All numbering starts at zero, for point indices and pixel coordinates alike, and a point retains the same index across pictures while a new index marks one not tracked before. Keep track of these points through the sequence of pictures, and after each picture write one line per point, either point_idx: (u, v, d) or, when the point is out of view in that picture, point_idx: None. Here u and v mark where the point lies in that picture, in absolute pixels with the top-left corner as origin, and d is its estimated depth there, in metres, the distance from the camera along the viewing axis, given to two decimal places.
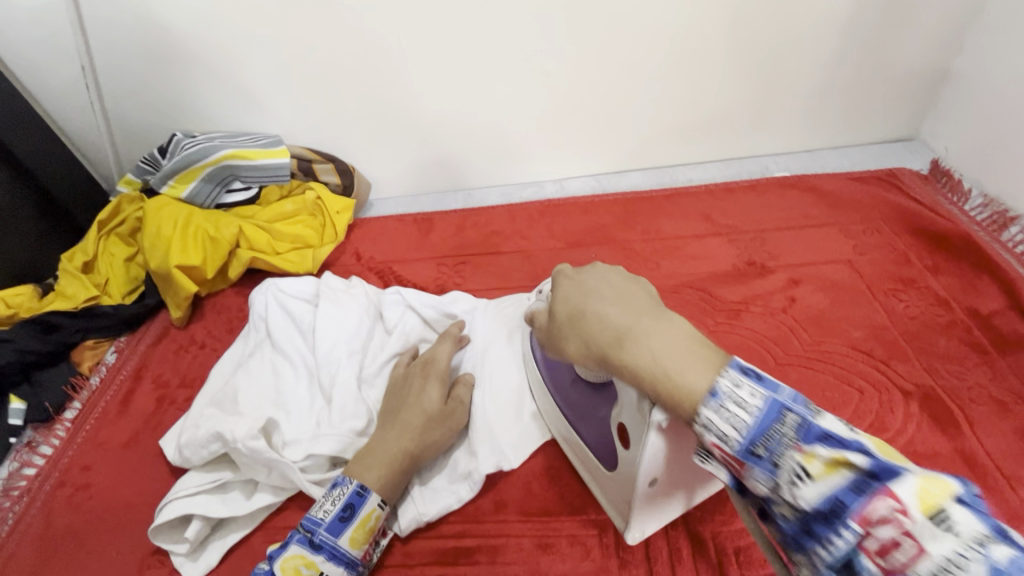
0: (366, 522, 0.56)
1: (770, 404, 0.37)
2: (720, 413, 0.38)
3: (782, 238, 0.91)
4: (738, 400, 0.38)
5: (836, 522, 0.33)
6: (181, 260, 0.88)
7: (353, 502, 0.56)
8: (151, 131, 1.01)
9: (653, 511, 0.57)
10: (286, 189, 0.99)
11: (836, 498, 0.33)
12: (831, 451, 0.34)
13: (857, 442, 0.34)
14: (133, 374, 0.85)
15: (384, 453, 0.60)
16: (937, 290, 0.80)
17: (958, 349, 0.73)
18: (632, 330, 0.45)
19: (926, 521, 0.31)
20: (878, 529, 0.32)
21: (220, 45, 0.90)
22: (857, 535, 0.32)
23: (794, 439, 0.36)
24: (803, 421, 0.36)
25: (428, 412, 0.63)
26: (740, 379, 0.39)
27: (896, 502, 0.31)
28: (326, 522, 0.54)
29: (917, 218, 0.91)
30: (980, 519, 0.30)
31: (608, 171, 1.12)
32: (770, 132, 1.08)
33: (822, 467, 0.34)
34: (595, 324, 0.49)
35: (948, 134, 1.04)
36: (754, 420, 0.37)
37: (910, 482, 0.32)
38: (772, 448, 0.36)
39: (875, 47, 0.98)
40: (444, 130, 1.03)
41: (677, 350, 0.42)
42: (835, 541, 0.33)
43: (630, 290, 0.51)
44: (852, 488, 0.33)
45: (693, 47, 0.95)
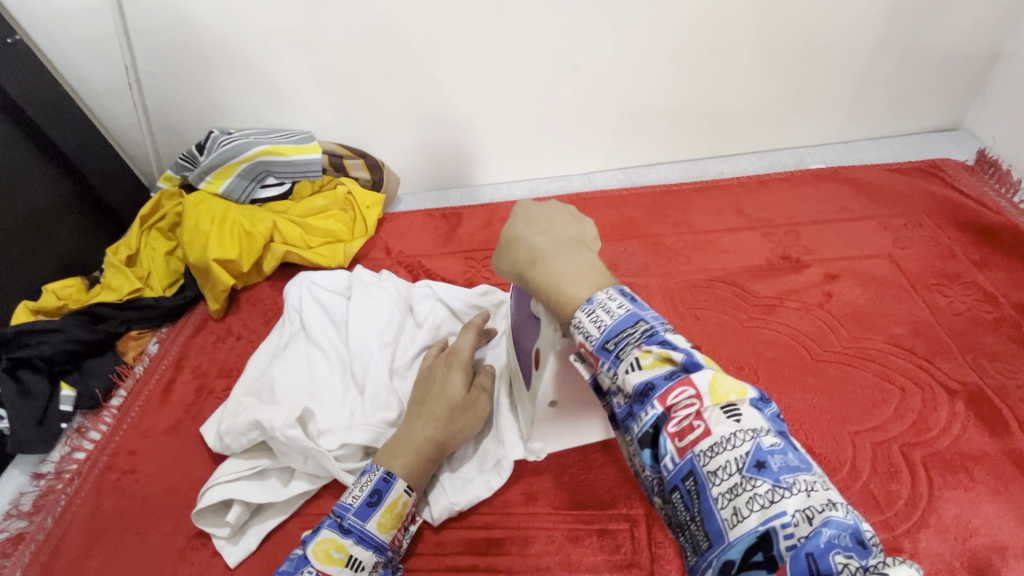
0: (393, 507, 0.57)
1: (629, 314, 0.39)
2: (590, 315, 0.41)
3: (818, 232, 0.88)
4: (606, 307, 0.40)
5: (647, 400, 0.36)
6: (219, 254, 0.90)
7: (380, 488, 0.57)
8: (189, 129, 1.04)
9: (555, 433, 0.62)
10: (317, 184, 1.01)
11: (653, 382, 0.36)
12: (663, 349, 0.37)
13: (688, 350, 0.37)
14: (174, 364, 0.88)
15: (409, 441, 0.61)
16: (984, 285, 0.77)
17: (1007, 346, 0.70)
18: (549, 255, 0.46)
19: (715, 407, 0.34)
20: (678, 412, 0.35)
21: (256, 44, 0.92)
22: (661, 416, 0.35)
23: (638, 340, 0.38)
24: (651, 329, 0.38)
25: (452, 401, 0.63)
26: (615, 292, 0.42)
27: (696, 389, 0.35)
28: (354, 507, 0.55)
29: (963, 210, 0.88)
30: (764, 419, 0.34)
31: (637, 165, 1.11)
32: (805, 123, 1.05)
33: (653, 361, 0.37)
34: (521, 245, 0.48)
35: (997, 123, 1.00)
36: (612, 323, 0.39)
37: (709, 375, 0.35)
38: (619, 341, 0.38)
39: (919, 33, 0.94)
40: (472, 125, 1.03)
41: (585, 269, 0.45)
42: (646, 419, 0.36)
43: (570, 224, 0.49)
44: (668, 375, 0.36)
45: (725, 37, 0.93)
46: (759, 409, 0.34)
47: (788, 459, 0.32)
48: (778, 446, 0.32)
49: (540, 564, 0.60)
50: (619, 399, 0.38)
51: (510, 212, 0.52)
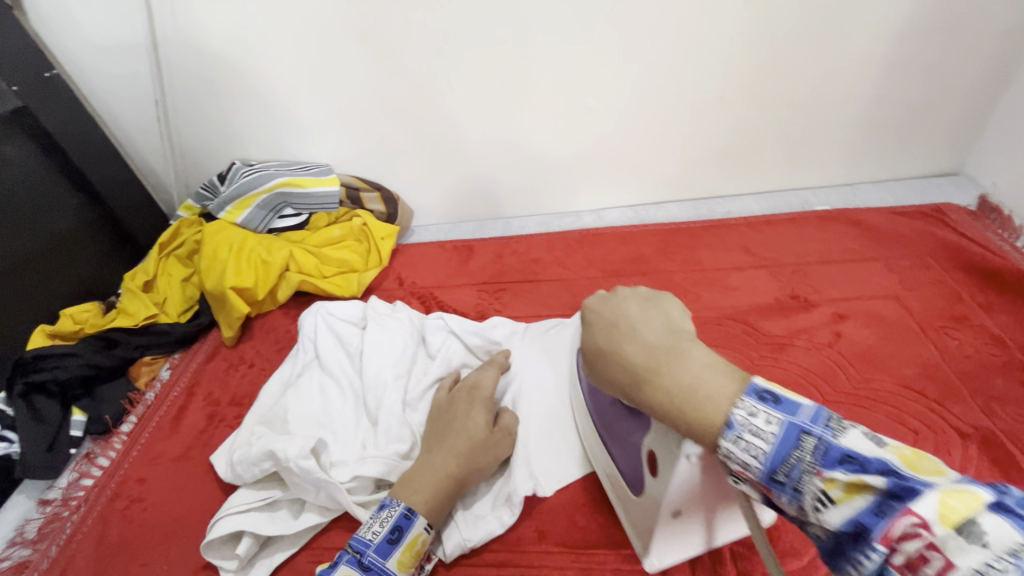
0: (413, 545, 0.56)
1: (784, 428, 0.35)
2: (737, 443, 0.36)
3: (825, 272, 0.90)
4: (753, 428, 0.36)
5: (865, 544, 0.30)
6: (236, 283, 0.92)
7: (401, 524, 0.56)
8: (212, 160, 1.07)
9: (676, 544, 0.57)
10: (333, 216, 1.04)
11: (861, 521, 0.31)
12: (849, 474, 0.32)
13: (879, 458, 0.32)
14: (186, 391, 0.88)
15: (429, 478, 0.61)
16: (991, 328, 0.78)
17: (1017, 390, 0.71)
18: (654, 367, 0.42)
19: (951, 533, 0.28)
20: (904, 545, 0.29)
21: (282, 82, 0.96)
22: (884, 556, 0.30)
23: (812, 462, 0.33)
24: (822, 442, 0.33)
25: (473, 440, 0.63)
26: (753, 400, 0.36)
27: (919, 517, 0.29)
28: (375, 543, 0.54)
29: (967, 253, 0.89)
30: (1017, 528, 0.27)
31: (645, 203, 1.13)
32: (808, 165, 1.08)
33: (843, 493, 0.32)
34: (617, 361, 0.46)
35: (996, 170, 1.03)
36: (770, 447, 0.35)
37: (927, 496, 0.29)
38: (788, 472, 0.34)
39: (915, 84, 0.99)
40: (486, 162, 1.06)
41: (710, 365, 0.40)
42: (869, 566, 0.30)
43: (654, 313, 0.47)
44: (876, 510, 0.30)
45: (731, 84, 0.97)
46: (1006, 512, 0.28)
47: None
48: None
49: None
50: (817, 535, 0.34)
51: (581, 314, 0.52)
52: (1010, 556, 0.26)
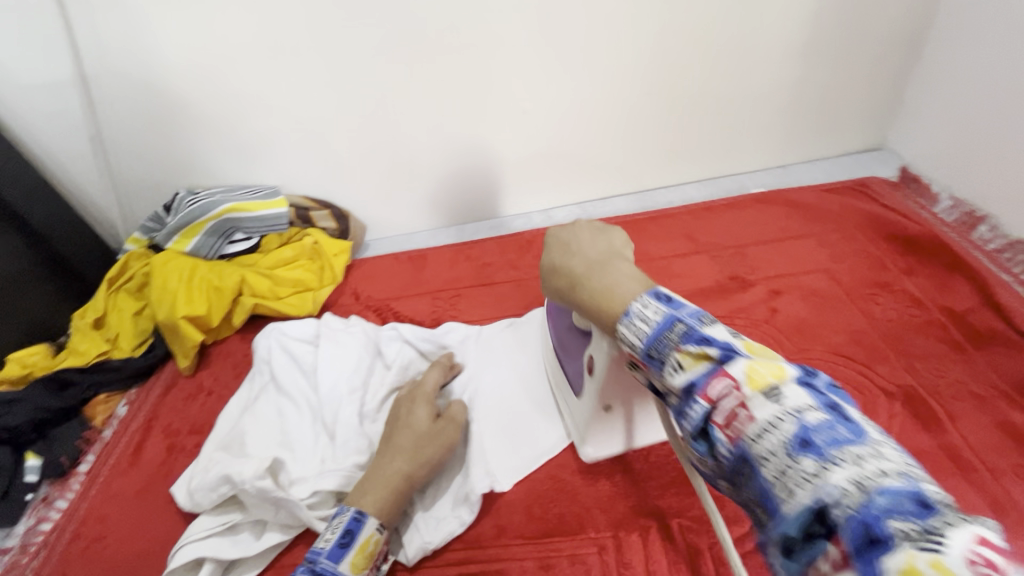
0: (366, 547, 0.58)
1: (665, 317, 0.39)
2: (630, 331, 0.40)
3: (762, 252, 0.94)
4: (643, 316, 0.40)
5: (693, 399, 0.35)
6: (189, 312, 0.92)
7: (352, 528, 0.58)
8: (155, 191, 1.06)
9: (607, 435, 0.67)
10: (285, 237, 1.04)
11: (695, 381, 0.35)
12: (701, 346, 0.36)
13: (727, 341, 0.36)
14: (144, 425, 0.87)
15: (380, 476, 0.62)
16: (911, 291, 0.83)
17: (937, 347, 0.75)
18: (589, 274, 0.49)
19: (757, 393, 0.32)
20: (722, 404, 0.34)
21: (219, 108, 0.96)
22: (707, 410, 0.34)
23: (677, 342, 0.37)
24: (688, 327, 0.37)
25: (418, 434, 0.66)
26: (649, 299, 0.41)
27: (735, 378, 0.34)
28: (326, 550, 0.56)
29: (890, 224, 0.95)
30: (810, 395, 0.32)
31: (593, 199, 1.16)
32: (743, 151, 1.13)
33: (693, 360, 0.36)
34: (561, 271, 0.52)
35: (915, 142, 1.09)
36: (651, 329, 0.39)
37: (745, 364, 0.34)
38: (658, 345, 0.38)
39: (833, 66, 1.04)
40: (433, 171, 1.08)
41: (633, 276, 0.47)
42: (694, 417, 0.35)
43: (600, 238, 0.53)
44: (710, 373, 0.35)
45: (660, 79, 1.01)
46: (807, 386, 0.33)
47: (837, 434, 0.30)
48: (824, 421, 0.31)
49: None
50: (673, 401, 0.38)
51: (543, 241, 0.57)
52: (794, 413, 0.31)
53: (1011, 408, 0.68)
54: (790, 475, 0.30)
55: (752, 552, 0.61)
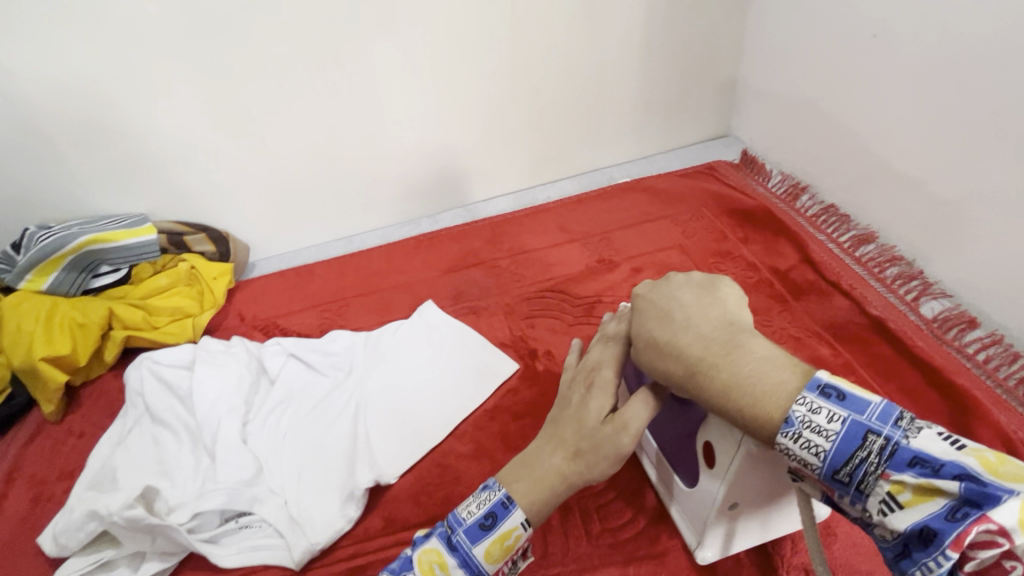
0: (505, 538, 0.53)
1: (850, 426, 0.40)
2: (798, 440, 0.42)
3: (625, 234, 1.03)
4: (815, 425, 0.41)
5: (934, 549, 0.36)
6: (48, 353, 0.86)
7: (496, 511, 0.54)
8: (3, 229, 0.99)
9: (722, 534, 0.57)
10: (157, 265, 1.01)
11: (930, 525, 0.36)
12: (921, 477, 0.37)
13: (954, 461, 0.36)
14: (4, 478, 0.81)
15: (538, 474, 0.56)
16: (747, 257, 0.95)
17: (766, 301, 0.87)
18: (708, 362, 0.49)
19: None
20: (981, 551, 0.34)
21: (68, 136, 0.93)
22: (958, 562, 0.35)
23: (879, 464, 0.39)
24: (890, 444, 0.39)
25: (558, 422, 0.59)
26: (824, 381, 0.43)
27: (1000, 525, 0.34)
28: (467, 523, 0.54)
29: (730, 200, 1.07)
30: None
31: (477, 201, 1.22)
32: (608, 146, 1.23)
33: (914, 495, 0.37)
34: (670, 355, 0.52)
35: (750, 128, 1.24)
36: (832, 446, 0.40)
37: (1016, 503, 0.34)
38: (846, 468, 0.40)
39: (674, 64, 1.16)
40: (312, 185, 1.09)
41: (771, 359, 0.47)
42: (937, 571, 0.35)
43: (711, 303, 0.53)
44: (949, 515, 0.35)
45: (520, 84, 1.08)
46: None
47: None
48: None
49: None
50: (883, 532, 0.39)
51: (639, 305, 0.58)
52: None
53: (822, 346, 0.80)
54: None
55: None
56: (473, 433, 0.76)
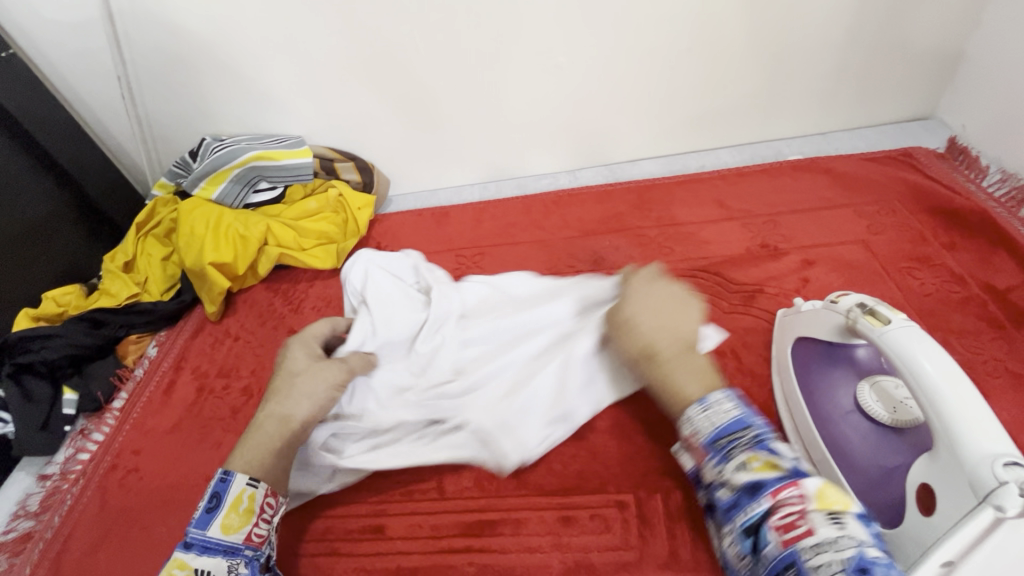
0: (236, 505, 0.54)
1: (739, 417, 0.49)
2: (703, 413, 0.51)
3: (795, 220, 0.91)
4: (720, 408, 0.50)
5: (757, 495, 0.44)
6: (215, 258, 0.92)
7: (219, 490, 0.55)
8: (182, 136, 1.06)
9: None
10: (309, 188, 1.04)
11: (763, 481, 0.44)
12: (771, 456, 0.46)
13: (796, 460, 0.46)
14: (173, 366, 0.90)
15: (265, 438, 0.59)
16: (952, 267, 0.81)
17: (974, 324, 0.74)
18: (667, 354, 0.56)
19: (822, 511, 0.41)
20: (784, 508, 0.43)
21: (244, 54, 0.94)
22: (769, 508, 0.43)
23: (748, 443, 0.47)
24: (759, 435, 0.48)
25: (289, 371, 0.65)
26: (728, 396, 0.51)
27: (806, 490, 0.43)
28: (193, 518, 0.53)
29: (934, 196, 0.91)
30: (868, 532, 0.40)
31: (622, 160, 1.13)
32: (783, 116, 1.08)
33: (761, 465, 0.45)
34: (636, 337, 0.58)
35: (966, 113, 1.03)
36: (725, 422, 0.49)
37: (817, 484, 0.43)
38: (729, 441, 0.48)
39: (890, 26, 0.97)
40: (459, 126, 1.06)
41: (699, 372, 0.54)
42: (753, 513, 0.44)
43: (682, 308, 0.59)
44: (781, 478, 0.44)
45: (701, 36, 0.96)
46: (863, 523, 0.41)
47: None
48: (881, 561, 0.39)
49: (532, 544, 0.62)
50: (723, 493, 0.47)
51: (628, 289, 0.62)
52: (858, 540, 0.39)
53: None
54: (826, 566, 0.38)
55: None
56: (614, 409, 0.71)
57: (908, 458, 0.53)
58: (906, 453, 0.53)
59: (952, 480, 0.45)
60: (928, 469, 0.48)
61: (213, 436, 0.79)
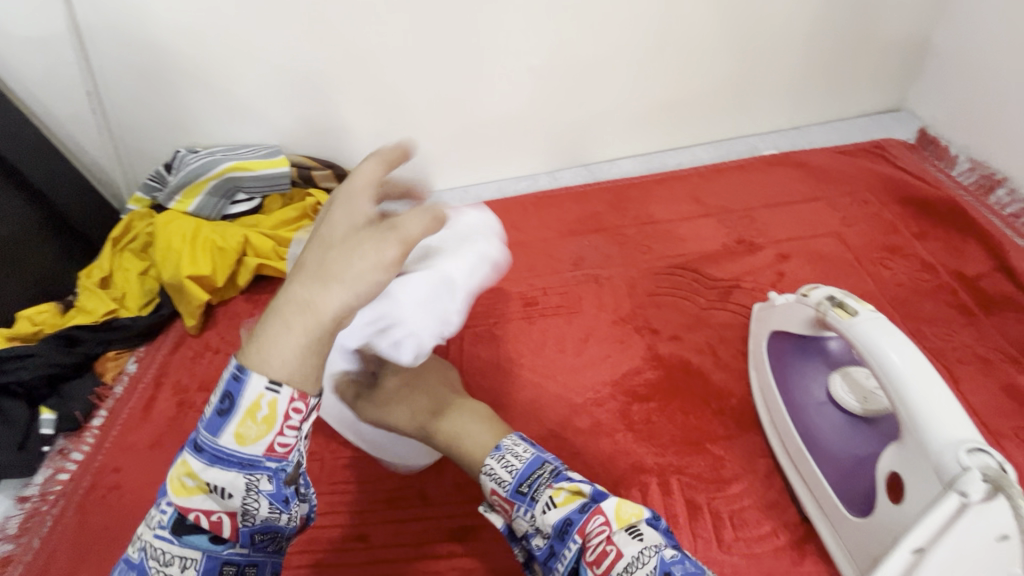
0: (256, 411, 0.38)
1: (533, 459, 0.52)
2: (501, 461, 0.53)
3: (770, 215, 0.93)
4: (514, 452, 0.53)
5: (568, 536, 0.46)
6: (192, 271, 0.92)
7: (232, 390, 0.38)
8: (156, 150, 1.05)
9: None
10: (287, 197, 1.04)
11: (570, 518, 0.46)
12: (571, 484, 0.48)
13: (592, 484, 0.48)
14: (153, 381, 0.89)
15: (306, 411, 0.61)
16: (923, 257, 0.82)
17: (945, 311, 0.75)
18: (441, 413, 0.63)
19: (622, 529, 0.44)
20: (591, 539, 0.45)
21: (215, 65, 0.94)
22: (580, 545, 0.45)
23: (547, 479, 0.50)
24: (556, 468, 0.51)
25: None
26: (518, 438, 0.55)
27: (606, 515, 0.45)
28: (205, 416, 0.39)
29: (905, 187, 0.92)
30: (661, 535, 0.45)
31: (599, 161, 1.14)
32: (756, 112, 1.09)
33: (565, 498, 0.47)
34: (410, 401, 0.64)
35: (934, 103, 1.05)
36: (522, 467, 0.51)
37: (613, 502, 0.46)
38: (529, 484, 0.50)
39: (857, 20, 0.99)
40: (436, 131, 1.06)
41: (470, 421, 0.61)
42: (568, 555, 0.46)
43: (426, 374, 0.68)
44: (580, 509, 0.46)
45: (672, 33, 0.97)
46: (653, 526, 0.45)
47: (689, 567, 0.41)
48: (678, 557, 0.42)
49: (516, 546, 0.63)
50: (540, 541, 0.48)
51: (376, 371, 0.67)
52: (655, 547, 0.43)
53: (1017, 373, 0.68)
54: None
55: (751, 508, 0.61)
56: (595, 409, 0.71)
57: (879, 446, 0.54)
58: (876, 443, 0.54)
59: (920, 469, 0.46)
60: (897, 458, 0.49)
61: None
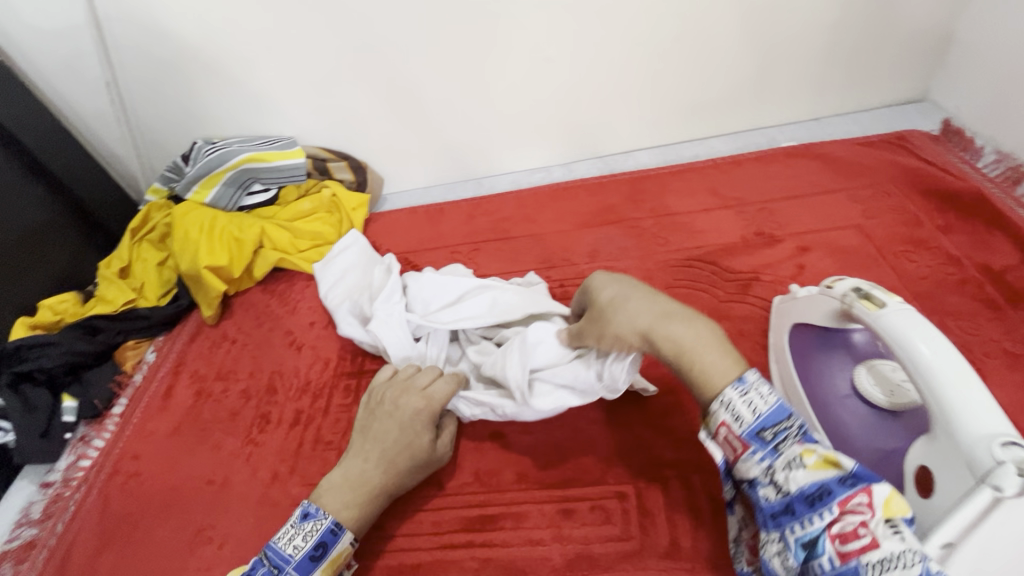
0: (336, 560, 0.57)
1: (783, 406, 0.46)
2: (743, 394, 0.46)
3: (789, 207, 0.91)
4: (759, 392, 0.46)
5: (824, 505, 0.41)
6: (210, 262, 0.92)
7: (326, 540, 0.56)
8: (172, 141, 1.06)
9: None
10: (303, 188, 1.04)
11: (826, 486, 0.42)
12: (827, 453, 0.43)
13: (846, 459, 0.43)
14: (172, 370, 0.90)
15: (360, 485, 0.61)
16: (948, 250, 0.80)
17: (971, 305, 0.74)
18: (669, 323, 0.52)
19: (886, 519, 0.40)
20: (845, 520, 0.40)
21: (231, 55, 0.94)
22: (828, 520, 0.41)
23: (796, 437, 0.45)
24: (804, 426, 0.46)
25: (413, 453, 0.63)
26: (759, 373, 0.47)
27: (871, 499, 0.41)
28: (296, 559, 0.54)
29: (928, 179, 0.90)
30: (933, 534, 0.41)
31: (614, 153, 1.13)
32: (774, 103, 1.08)
33: (817, 463, 0.43)
34: (626, 311, 0.55)
35: (958, 94, 1.03)
36: (768, 410, 0.45)
37: (883, 490, 0.41)
38: (777, 434, 0.45)
39: (879, 9, 0.97)
40: (450, 123, 1.05)
41: (713, 343, 0.50)
42: (811, 525, 0.41)
43: (650, 289, 0.57)
44: (842, 482, 0.41)
45: (690, 23, 0.95)
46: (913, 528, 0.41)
47: None
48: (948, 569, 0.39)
49: (534, 537, 0.62)
50: (771, 494, 0.44)
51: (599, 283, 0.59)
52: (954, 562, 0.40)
53: None
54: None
55: None
56: (612, 402, 0.71)
57: (905, 441, 0.53)
58: (902, 437, 0.53)
59: (950, 460, 0.45)
60: (926, 451, 0.48)
61: (212, 438, 0.80)
